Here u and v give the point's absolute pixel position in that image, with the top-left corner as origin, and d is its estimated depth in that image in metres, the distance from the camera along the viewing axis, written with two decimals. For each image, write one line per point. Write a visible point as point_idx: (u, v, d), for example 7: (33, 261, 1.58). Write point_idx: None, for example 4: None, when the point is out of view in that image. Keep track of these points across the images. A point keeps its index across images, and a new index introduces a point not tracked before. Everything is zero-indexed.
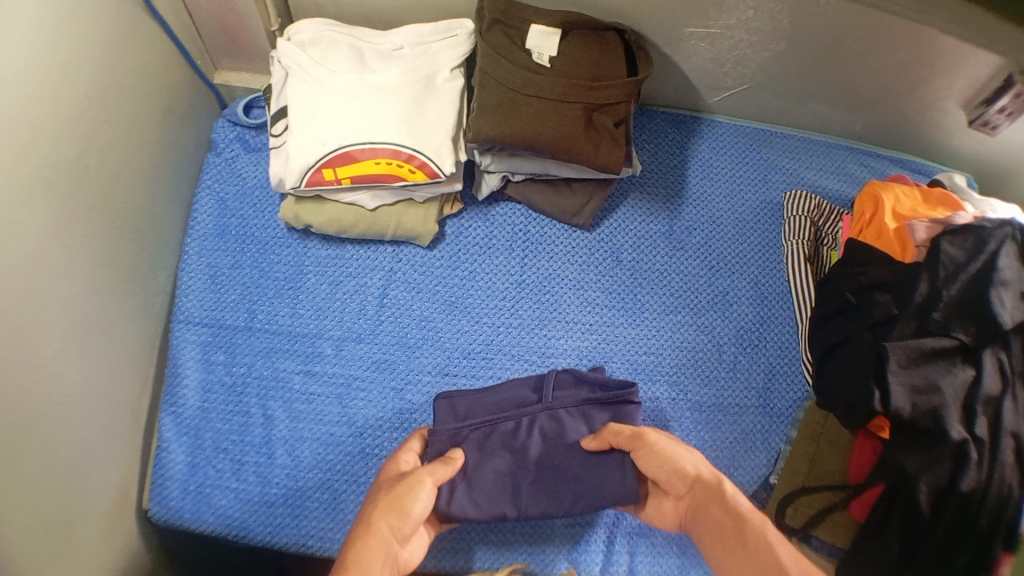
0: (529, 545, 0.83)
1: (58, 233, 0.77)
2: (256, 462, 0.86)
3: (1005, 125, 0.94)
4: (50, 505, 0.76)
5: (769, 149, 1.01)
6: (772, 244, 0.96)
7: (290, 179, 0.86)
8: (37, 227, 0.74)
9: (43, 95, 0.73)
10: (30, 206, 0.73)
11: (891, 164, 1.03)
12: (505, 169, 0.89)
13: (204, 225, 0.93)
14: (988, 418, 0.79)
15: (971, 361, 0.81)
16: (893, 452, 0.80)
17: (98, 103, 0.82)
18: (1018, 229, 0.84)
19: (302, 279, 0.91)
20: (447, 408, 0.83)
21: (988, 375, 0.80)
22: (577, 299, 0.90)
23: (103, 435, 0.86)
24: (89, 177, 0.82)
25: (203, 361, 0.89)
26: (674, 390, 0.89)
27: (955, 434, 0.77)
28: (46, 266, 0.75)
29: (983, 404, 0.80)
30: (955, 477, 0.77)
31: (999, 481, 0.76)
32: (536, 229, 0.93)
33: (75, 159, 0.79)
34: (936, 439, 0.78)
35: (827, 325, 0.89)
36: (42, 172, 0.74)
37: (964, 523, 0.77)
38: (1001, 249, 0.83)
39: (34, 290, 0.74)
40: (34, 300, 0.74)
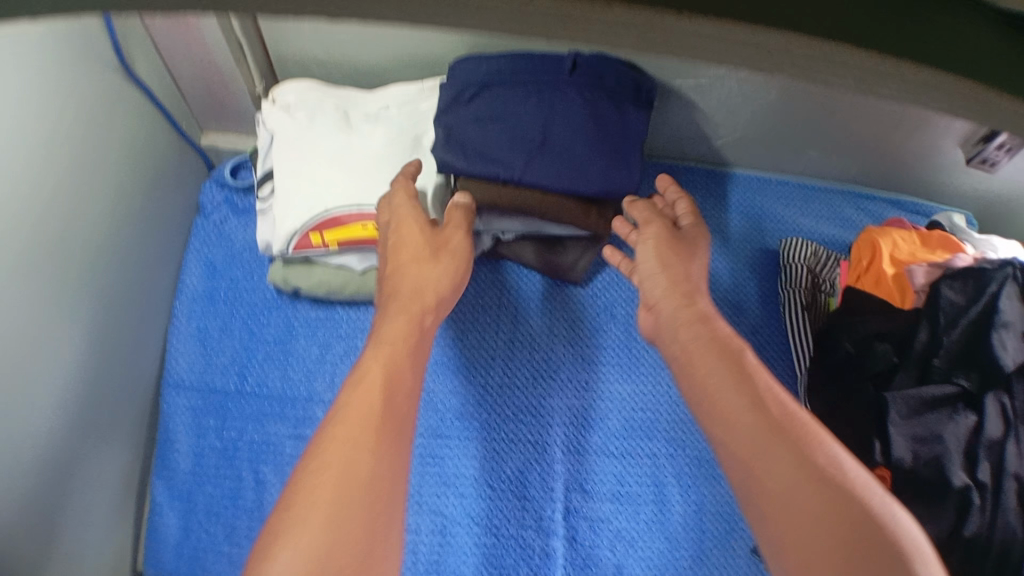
0: None
1: (42, 318, 0.76)
2: (248, 528, 0.85)
3: (1005, 162, 0.92)
4: None
5: (762, 196, 1.00)
6: (767, 295, 0.95)
7: (278, 244, 0.86)
8: (18, 310, 0.72)
9: (23, 176, 0.72)
10: (11, 290, 0.72)
11: (888, 207, 1.02)
12: (493, 228, 0.87)
13: (192, 288, 0.92)
14: (992, 462, 0.77)
15: (974, 407, 0.80)
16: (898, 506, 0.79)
17: (80, 180, 0.81)
18: (1019, 269, 0.84)
19: (292, 341, 0.90)
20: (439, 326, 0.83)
21: (991, 420, 0.79)
22: (571, 355, 0.89)
23: (92, 511, 0.84)
24: (74, 256, 0.81)
25: (194, 426, 0.89)
26: (671, 447, 0.87)
27: (956, 480, 0.75)
28: (29, 349, 0.74)
29: (987, 449, 0.78)
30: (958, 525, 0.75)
31: (1003, 526, 0.73)
32: (528, 286, 0.92)
33: (58, 242, 0.78)
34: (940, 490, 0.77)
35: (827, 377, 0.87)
36: (23, 254, 0.73)
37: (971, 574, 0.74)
38: (1002, 289, 0.83)
39: (16, 374, 0.72)
40: (16, 385, 0.72)
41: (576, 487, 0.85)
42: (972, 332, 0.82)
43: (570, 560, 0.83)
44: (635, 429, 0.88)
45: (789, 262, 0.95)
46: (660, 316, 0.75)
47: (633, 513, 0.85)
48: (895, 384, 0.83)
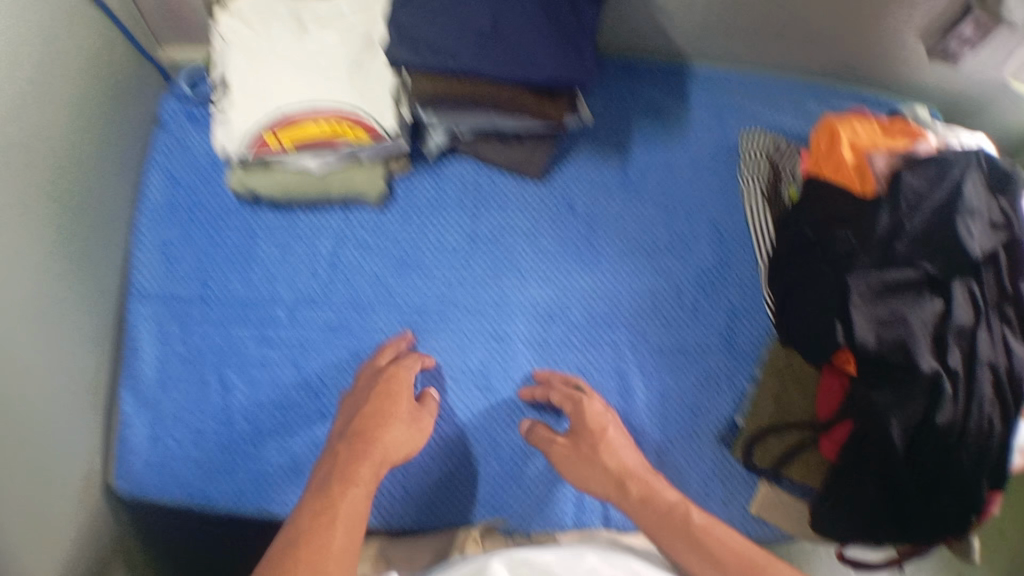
0: (505, 501, 0.81)
1: (14, 226, 0.77)
2: (215, 431, 0.85)
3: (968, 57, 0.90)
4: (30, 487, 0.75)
5: (721, 89, 0.98)
6: (727, 185, 0.94)
7: (233, 146, 0.85)
8: None
9: None
10: None
11: (852, 100, 1.00)
12: (450, 123, 0.87)
13: (155, 200, 0.92)
14: (962, 351, 0.77)
15: (941, 292, 0.79)
16: (867, 389, 0.78)
17: (42, 90, 0.81)
18: (982, 158, 0.83)
19: (253, 247, 0.91)
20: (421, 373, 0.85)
21: (960, 307, 0.77)
22: (531, 249, 0.90)
23: (70, 417, 0.85)
24: (41, 166, 0.81)
25: (159, 334, 0.88)
26: (633, 336, 0.88)
27: (926, 366, 0.75)
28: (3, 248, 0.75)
29: (957, 336, 0.77)
30: (931, 411, 0.75)
31: (978, 415, 0.74)
32: (486, 182, 0.92)
33: (25, 148, 0.78)
34: (909, 375, 0.76)
35: (791, 263, 0.87)
36: None
37: (944, 462, 0.75)
38: (965, 176, 0.81)
39: None
40: None
41: None
42: (936, 218, 0.80)
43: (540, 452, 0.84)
44: (598, 321, 0.88)
45: (746, 153, 0.94)
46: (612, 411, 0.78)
47: None
48: (856, 266, 0.81)
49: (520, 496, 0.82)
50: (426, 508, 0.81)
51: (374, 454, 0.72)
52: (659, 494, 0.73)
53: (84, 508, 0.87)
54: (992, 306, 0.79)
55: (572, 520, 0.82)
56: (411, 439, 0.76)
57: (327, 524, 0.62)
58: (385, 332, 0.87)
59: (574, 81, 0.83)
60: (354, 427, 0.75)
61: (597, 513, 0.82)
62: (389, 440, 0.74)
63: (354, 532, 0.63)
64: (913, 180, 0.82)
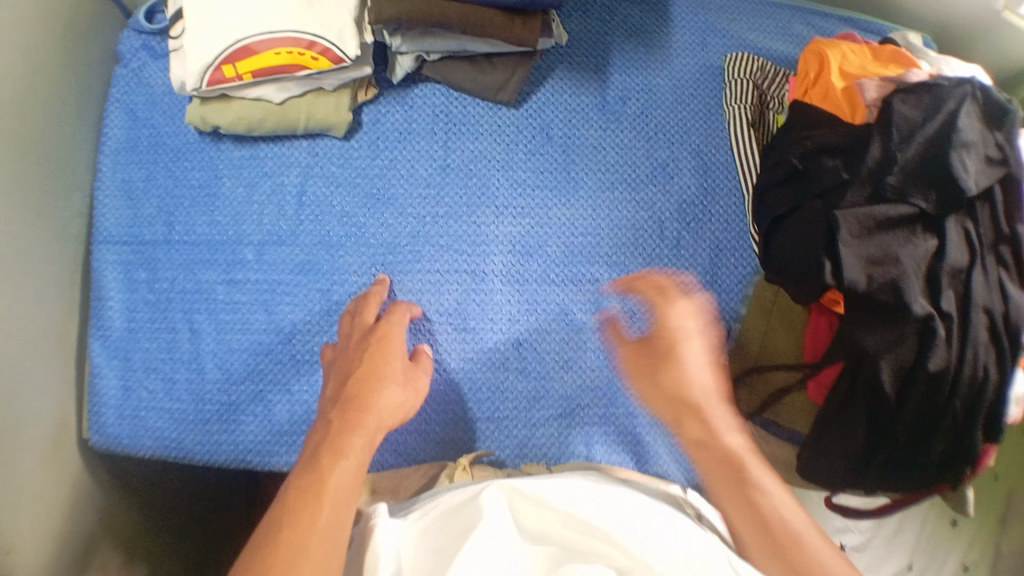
0: (489, 434, 0.81)
1: None
2: (187, 380, 0.85)
3: None
4: None
5: (706, 12, 0.92)
6: (713, 111, 0.89)
7: (191, 81, 0.82)
8: None
9: None
10: None
11: (841, 24, 0.95)
12: (419, 49, 0.83)
13: (115, 139, 0.89)
14: (956, 292, 0.74)
15: (935, 229, 0.76)
16: (853, 330, 0.75)
17: None
18: (978, 86, 0.78)
19: (216, 184, 0.87)
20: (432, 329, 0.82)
21: (954, 247, 0.75)
22: (506, 181, 0.86)
23: (35, 365, 0.83)
24: None
25: (125, 280, 0.87)
26: (613, 271, 0.84)
27: (919, 309, 0.71)
28: None
29: (950, 276, 0.74)
30: (922, 355, 0.72)
31: (971, 362, 0.72)
32: (458, 109, 0.87)
33: None
34: (900, 316, 0.73)
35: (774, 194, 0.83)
36: None
37: (933, 406, 0.74)
38: (959, 108, 0.76)
39: None
40: None
41: (516, 314, 0.83)
42: (929, 148, 0.76)
43: (517, 391, 0.82)
44: (578, 257, 0.85)
45: (732, 80, 0.89)
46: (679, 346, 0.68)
47: (576, 339, 0.83)
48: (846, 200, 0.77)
49: (505, 433, 0.81)
50: (418, 442, 0.81)
51: (366, 422, 0.66)
52: (725, 435, 0.63)
53: (57, 456, 0.85)
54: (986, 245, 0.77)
55: (556, 456, 0.81)
56: (406, 399, 0.71)
57: (309, 493, 0.58)
58: (354, 271, 0.84)
59: (543, 3, 0.79)
60: (346, 391, 0.70)
61: (580, 452, 0.81)
62: (383, 404, 0.68)
63: (344, 502, 0.58)
64: (903, 110, 0.78)
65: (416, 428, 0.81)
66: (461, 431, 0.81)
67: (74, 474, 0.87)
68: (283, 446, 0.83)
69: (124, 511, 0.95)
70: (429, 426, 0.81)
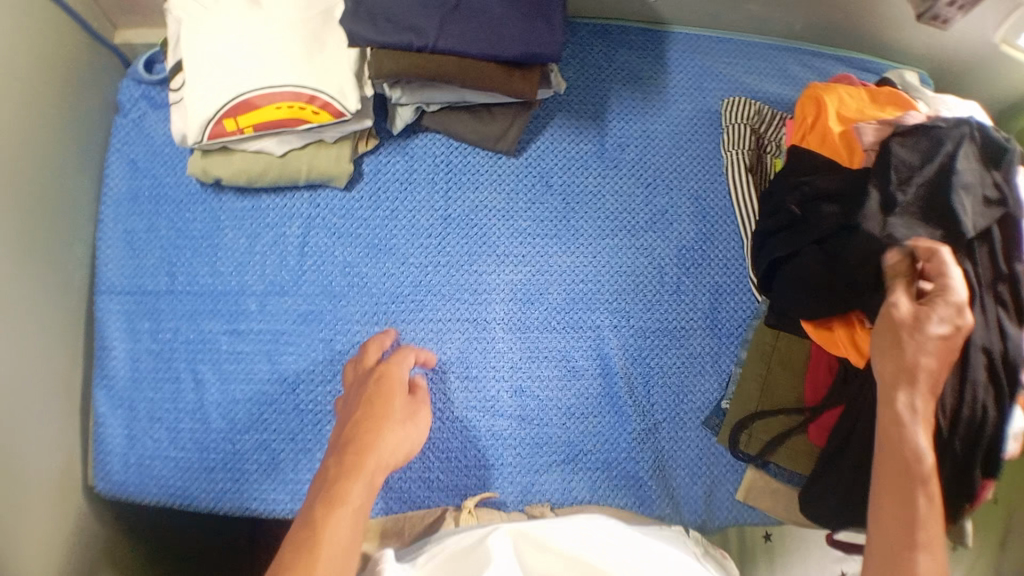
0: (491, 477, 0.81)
1: None
2: (191, 430, 0.84)
3: (958, 18, 0.86)
4: None
5: (703, 56, 0.93)
6: (711, 156, 0.90)
7: (192, 135, 0.82)
8: None
9: None
10: None
11: (836, 64, 0.95)
12: (419, 100, 0.84)
13: (116, 189, 0.89)
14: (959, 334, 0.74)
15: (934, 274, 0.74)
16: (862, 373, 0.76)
17: None
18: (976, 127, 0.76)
19: (218, 235, 0.87)
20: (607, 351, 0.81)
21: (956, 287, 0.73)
22: (507, 230, 0.86)
23: (40, 422, 0.83)
24: None
25: (129, 331, 0.87)
26: (614, 318, 0.85)
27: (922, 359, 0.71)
28: None
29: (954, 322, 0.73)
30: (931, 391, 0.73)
31: (972, 401, 0.73)
32: (458, 160, 0.88)
33: None
34: None
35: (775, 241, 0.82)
36: None
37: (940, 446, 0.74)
38: (958, 150, 0.75)
39: None
40: None
41: (520, 362, 0.83)
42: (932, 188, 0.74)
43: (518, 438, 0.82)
44: (579, 305, 0.85)
45: (731, 123, 0.90)
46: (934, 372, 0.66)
47: (579, 387, 0.83)
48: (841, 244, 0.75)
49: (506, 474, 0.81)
50: (426, 482, 0.81)
51: (365, 463, 0.64)
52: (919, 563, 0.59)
53: (64, 509, 0.85)
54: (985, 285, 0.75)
55: (559, 499, 0.81)
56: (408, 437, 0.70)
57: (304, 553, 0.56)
58: (357, 321, 0.84)
59: (544, 55, 0.79)
60: (346, 433, 0.68)
61: (586, 497, 0.81)
62: (383, 445, 0.67)
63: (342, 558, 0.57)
64: (902, 153, 0.76)
65: (419, 474, 0.81)
66: (466, 479, 0.80)
67: (79, 526, 0.87)
68: (286, 496, 0.82)
69: (129, 559, 0.94)
70: (433, 474, 0.81)
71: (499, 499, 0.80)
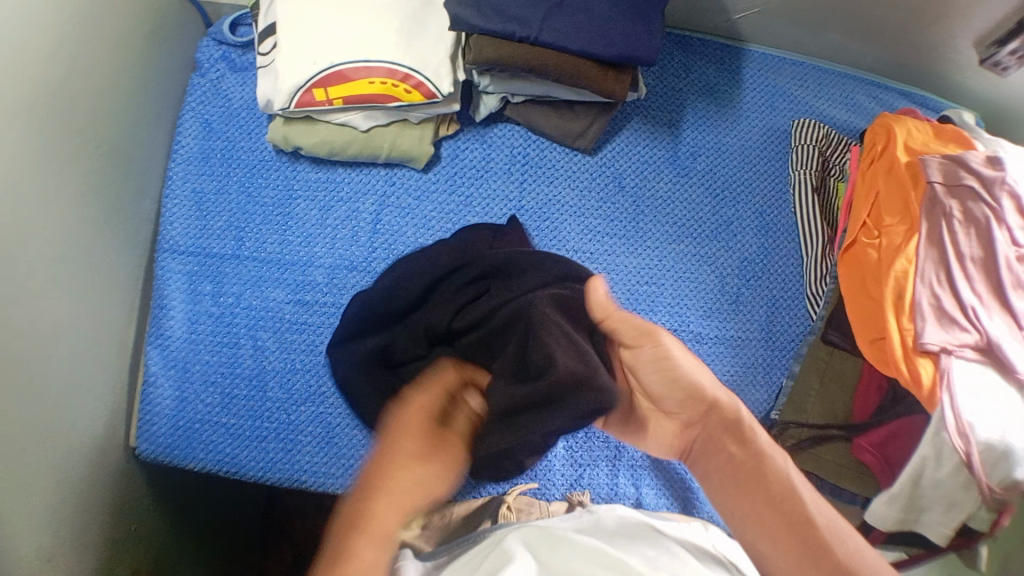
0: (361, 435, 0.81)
1: (44, 174, 0.73)
2: (246, 396, 0.82)
3: (1016, 68, 0.91)
4: (39, 447, 0.71)
5: (778, 76, 0.98)
6: (778, 174, 0.94)
7: (279, 101, 0.82)
8: (24, 155, 0.69)
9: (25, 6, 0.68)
10: (16, 133, 0.68)
11: (899, 97, 1.00)
12: (505, 90, 0.86)
13: (188, 148, 0.89)
14: (990, 361, 0.77)
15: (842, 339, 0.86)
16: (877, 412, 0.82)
17: (82, 27, 0.77)
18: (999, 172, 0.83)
19: (291, 204, 0.88)
20: (609, 469, 0.84)
21: (980, 307, 0.79)
22: (578, 225, 0.89)
23: (91, 371, 0.81)
24: (76, 107, 0.77)
25: (189, 292, 0.85)
26: (675, 321, 0.86)
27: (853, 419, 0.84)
28: (30, 197, 0.70)
29: (981, 348, 0.77)
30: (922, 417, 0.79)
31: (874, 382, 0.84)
32: (536, 152, 0.91)
33: (58, 89, 0.74)
34: (840, 404, 0.85)
35: (844, 295, 0.87)
36: (28, 92, 0.69)
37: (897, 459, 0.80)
38: (930, 211, 0.84)
39: (19, 222, 0.69)
40: (19, 232, 0.69)
41: None
42: (891, 235, 0.85)
43: (564, 480, 0.83)
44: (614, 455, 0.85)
45: (799, 144, 0.95)
46: (829, 452, 0.83)
47: None
48: (820, 315, 0.88)
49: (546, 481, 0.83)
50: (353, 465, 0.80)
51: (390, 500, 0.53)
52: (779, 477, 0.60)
53: (103, 465, 0.83)
54: (997, 313, 0.79)
55: (607, 494, 0.83)
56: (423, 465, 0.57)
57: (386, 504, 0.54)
58: None
59: (636, 58, 0.81)
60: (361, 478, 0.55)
61: (631, 495, 0.83)
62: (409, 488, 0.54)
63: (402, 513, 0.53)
64: (830, 249, 0.91)
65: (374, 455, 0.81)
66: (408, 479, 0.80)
67: (114, 480, 0.85)
68: (339, 470, 0.80)
69: (153, 523, 0.91)
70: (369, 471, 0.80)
71: (540, 487, 0.82)
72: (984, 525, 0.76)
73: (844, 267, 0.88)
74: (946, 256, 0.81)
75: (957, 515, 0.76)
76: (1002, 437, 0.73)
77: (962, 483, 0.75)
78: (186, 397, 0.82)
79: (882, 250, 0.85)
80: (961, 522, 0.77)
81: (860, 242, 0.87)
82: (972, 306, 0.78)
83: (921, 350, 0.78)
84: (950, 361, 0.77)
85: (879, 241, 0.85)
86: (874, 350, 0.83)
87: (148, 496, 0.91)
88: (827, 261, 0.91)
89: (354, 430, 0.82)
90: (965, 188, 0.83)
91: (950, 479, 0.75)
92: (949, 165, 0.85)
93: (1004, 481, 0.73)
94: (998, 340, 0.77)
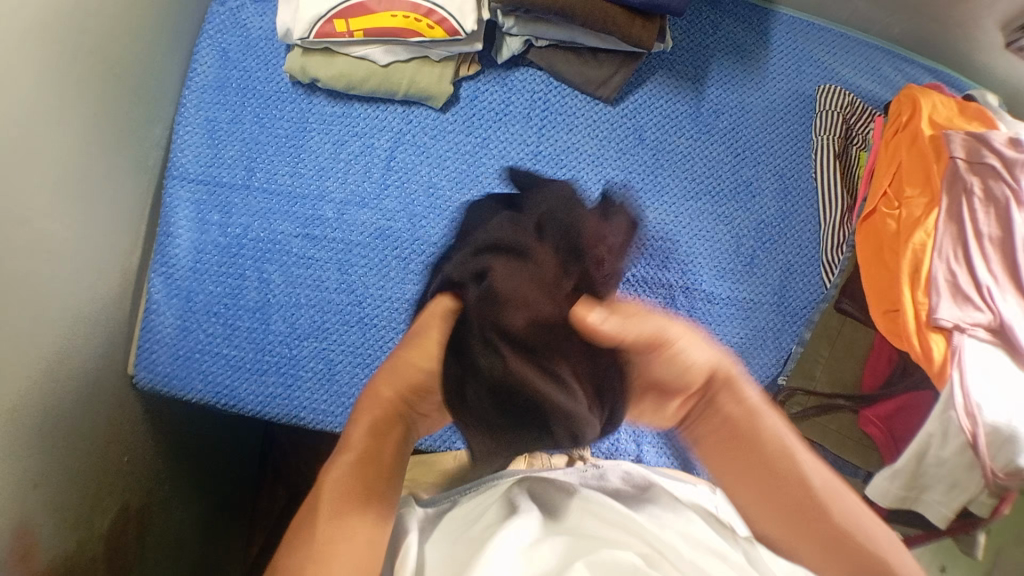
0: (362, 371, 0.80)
1: (59, 86, 0.71)
2: (248, 328, 0.81)
3: None
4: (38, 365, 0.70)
5: (805, 40, 0.96)
6: (799, 137, 0.93)
7: (299, 30, 0.80)
8: (39, 64, 0.68)
9: None
10: (34, 41, 0.67)
11: (926, 72, 0.98)
12: (528, 33, 0.85)
13: (203, 76, 0.88)
14: (999, 342, 0.75)
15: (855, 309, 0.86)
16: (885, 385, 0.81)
17: None
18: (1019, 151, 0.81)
19: (304, 136, 0.87)
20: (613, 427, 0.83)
21: (994, 286, 0.77)
22: (595, 175, 0.87)
23: (94, 294, 0.80)
24: (94, 24, 0.75)
25: (196, 219, 0.84)
26: (688, 278, 0.85)
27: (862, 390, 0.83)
28: (43, 110, 0.69)
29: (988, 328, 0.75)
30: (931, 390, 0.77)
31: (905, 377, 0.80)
32: (557, 99, 0.89)
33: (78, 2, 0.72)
34: (850, 375, 0.84)
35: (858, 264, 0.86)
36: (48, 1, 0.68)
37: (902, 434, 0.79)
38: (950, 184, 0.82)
39: (32, 133, 0.68)
40: (32, 144, 0.68)
41: None
42: (909, 206, 0.83)
43: None
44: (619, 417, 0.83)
45: (823, 110, 0.93)
46: (833, 423, 0.82)
47: None
48: (835, 283, 0.87)
49: None
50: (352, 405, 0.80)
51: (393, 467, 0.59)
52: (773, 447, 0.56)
53: (101, 390, 0.82)
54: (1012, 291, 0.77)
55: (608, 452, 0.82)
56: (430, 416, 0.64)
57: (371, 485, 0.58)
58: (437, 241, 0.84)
59: (664, 6, 0.80)
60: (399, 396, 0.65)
61: (632, 452, 0.82)
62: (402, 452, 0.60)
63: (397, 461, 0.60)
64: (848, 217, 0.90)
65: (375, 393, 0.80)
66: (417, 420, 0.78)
67: (111, 407, 0.84)
68: (339, 408, 0.80)
69: (147, 454, 0.91)
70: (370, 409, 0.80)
71: None
72: (985, 510, 0.74)
73: (861, 235, 0.86)
74: (964, 232, 0.80)
75: (960, 496, 0.75)
76: (1009, 420, 0.71)
77: (966, 464, 0.73)
78: (188, 323, 0.80)
79: (901, 221, 0.83)
80: (962, 504, 0.75)
81: (879, 212, 0.86)
82: (988, 285, 0.76)
83: (934, 325, 0.76)
84: (963, 339, 0.75)
85: (899, 211, 0.84)
86: (887, 322, 0.81)
87: (143, 428, 0.91)
88: (843, 230, 0.90)
89: (355, 367, 0.81)
90: (986, 166, 0.81)
91: (954, 458, 0.73)
92: (972, 140, 0.83)
93: (1008, 465, 0.71)
94: (1011, 323, 0.75)
